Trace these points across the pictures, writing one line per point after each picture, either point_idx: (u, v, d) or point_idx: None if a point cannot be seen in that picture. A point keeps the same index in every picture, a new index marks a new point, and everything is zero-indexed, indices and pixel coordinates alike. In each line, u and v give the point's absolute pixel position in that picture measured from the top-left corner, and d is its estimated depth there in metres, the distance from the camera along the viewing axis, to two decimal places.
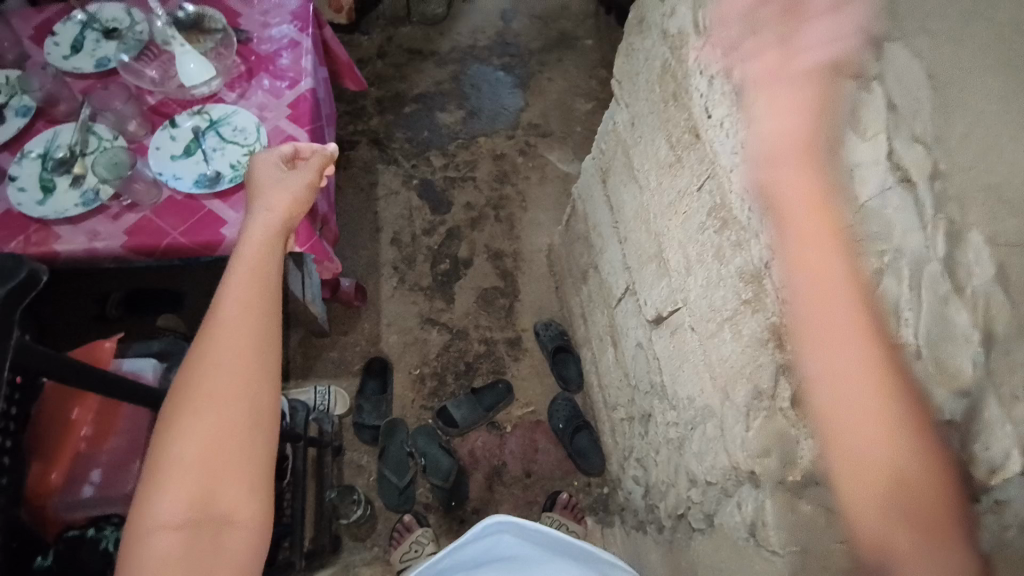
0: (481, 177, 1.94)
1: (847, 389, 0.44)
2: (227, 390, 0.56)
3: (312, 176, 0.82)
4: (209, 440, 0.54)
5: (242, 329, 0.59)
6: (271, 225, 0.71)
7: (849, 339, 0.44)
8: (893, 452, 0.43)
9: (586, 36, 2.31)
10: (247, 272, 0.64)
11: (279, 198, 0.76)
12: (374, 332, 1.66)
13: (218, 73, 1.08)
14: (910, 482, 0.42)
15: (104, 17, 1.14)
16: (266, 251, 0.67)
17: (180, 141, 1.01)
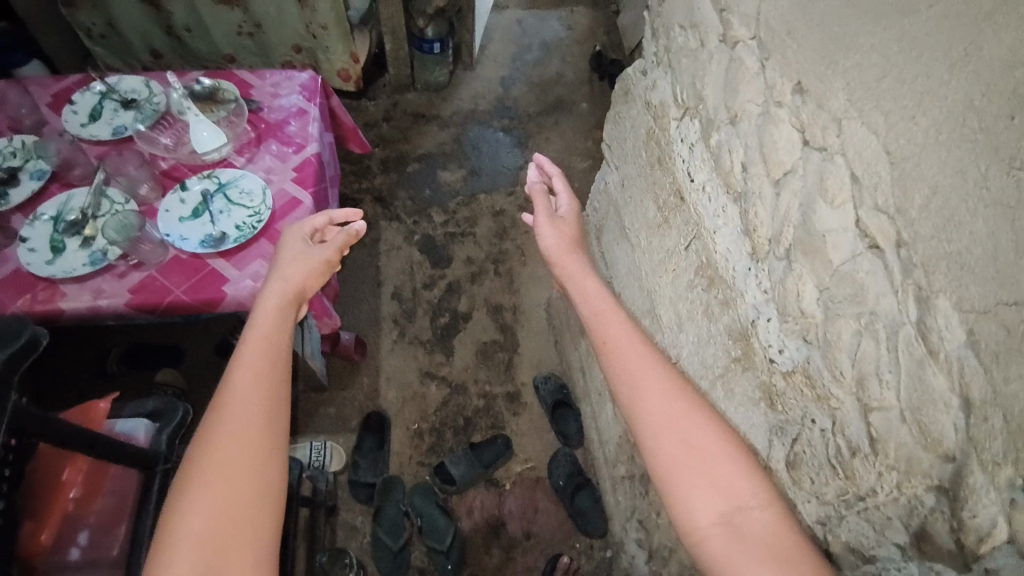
0: (481, 233, 1.99)
1: (672, 444, 0.59)
2: (233, 470, 0.60)
3: (332, 253, 0.91)
4: (214, 522, 0.57)
5: (256, 396, 0.65)
6: (285, 296, 0.80)
7: (665, 408, 0.62)
8: (698, 451, 0.59)
9: (582, 100, 2.44)
10: (261, 342, 0.71)
11: (297, 268, 0.85)
12: (372, 387, 1.65)
13: (230, 139, 1.15)
14: (714, 471, 0.57)
15: (123, 89, 1.21)
16: (278, 323, 0.75)
17: (190, 203, 1.05)
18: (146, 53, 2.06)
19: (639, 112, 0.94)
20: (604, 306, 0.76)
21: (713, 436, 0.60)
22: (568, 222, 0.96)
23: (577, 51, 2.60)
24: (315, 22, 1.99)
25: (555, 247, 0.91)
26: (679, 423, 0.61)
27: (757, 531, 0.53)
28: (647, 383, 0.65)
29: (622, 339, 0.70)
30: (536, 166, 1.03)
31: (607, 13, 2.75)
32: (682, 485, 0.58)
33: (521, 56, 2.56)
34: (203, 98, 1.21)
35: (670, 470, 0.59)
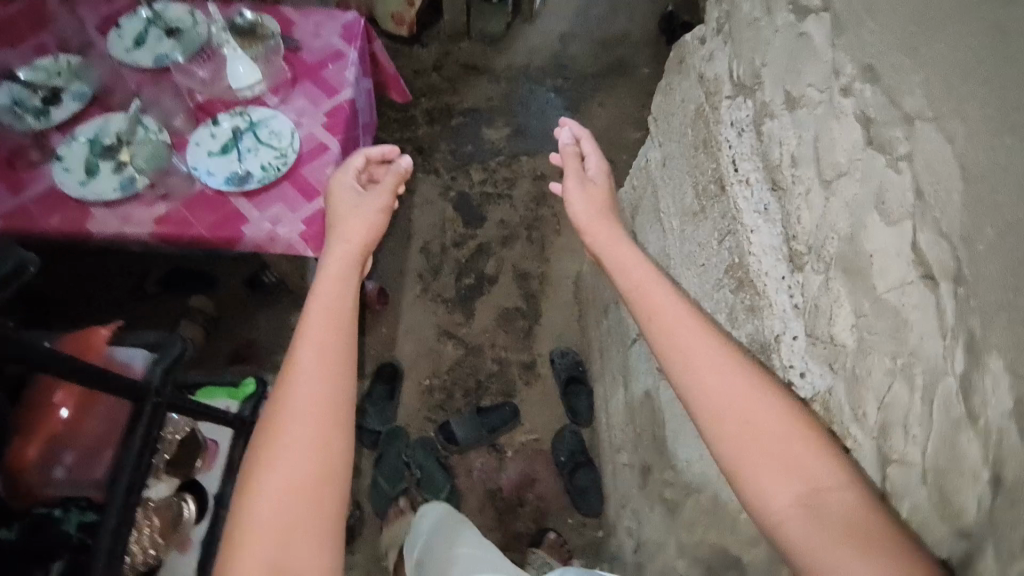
0: (518, 196, 1.95)
1: (739, 420, 0.49)
2: (308, 439, 0.60)
3: (387, 199, 0.92)
4: (298, 476, 0.59)
5: (325, 353, 0.65)
6: (350, 252, 0.79)
7: (727, 378, 0.52)
8: (759, 430, 0.48)
9: (644, 64, 2.28)
10: (327, 298, 0.70)
11: (357, 221, 0.85)
12: (390, 338, 1.67)
13: (264, 77, 1.14)
14: (781, 447, 0.47)
15: (168, 15, 1.20)
16: (342, 279, 0.74)
17: (220, 138, 1.06)
18: None
19: (690, 86, 0.85)
20: (643, 271, 0.66)
21: (782, 414, 0.49)
22: (597, 185, 0.89)
23: (646, 10, 2.42)
24: None
25: (588, 222, 0.81)
26: (748, 394, 0.50)
27: (839, 514, 0.43)
28: (705, 348, 0.54)
29: (672, 304, 0.59)
30: (566, 128, 0.93)
31: None
32: (742, 466, 0.47)
33: (585, 10, 2.40)
34: (243, 33, 1.19)
35: (738, 445, 0.48)
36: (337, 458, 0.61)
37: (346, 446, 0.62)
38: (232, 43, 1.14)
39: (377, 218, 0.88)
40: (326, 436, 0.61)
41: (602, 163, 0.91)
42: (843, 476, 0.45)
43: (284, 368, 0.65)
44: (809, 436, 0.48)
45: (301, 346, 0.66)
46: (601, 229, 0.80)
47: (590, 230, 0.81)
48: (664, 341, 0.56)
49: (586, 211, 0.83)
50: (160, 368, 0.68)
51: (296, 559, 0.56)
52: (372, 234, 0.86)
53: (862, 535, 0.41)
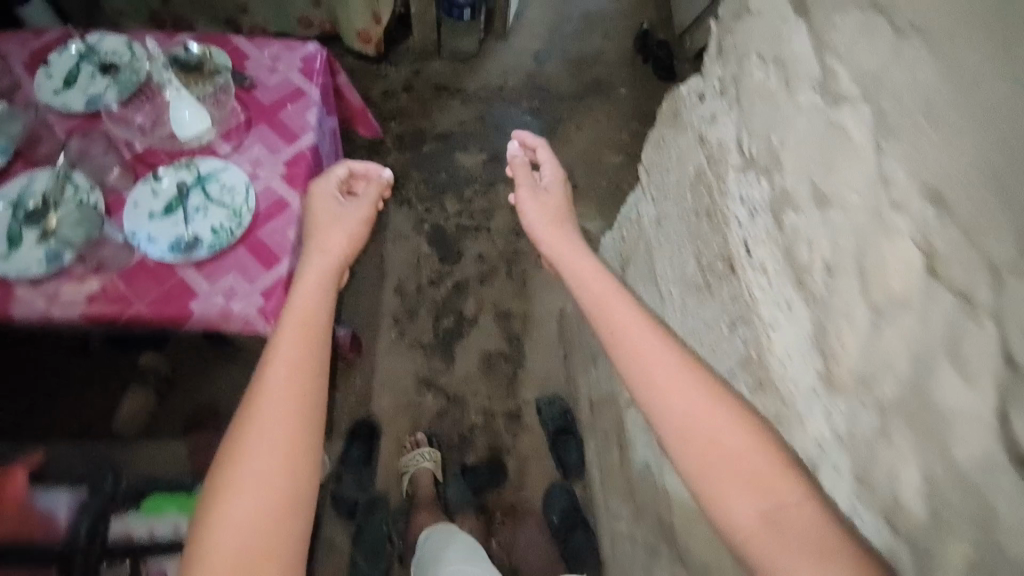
0: (496, 228, 1.87)
1: (707, 447, 0.53)
2: (276, 451, 0.61)
3: (367, 209, 0.93)
4: (265, 486, 0.60)
5: (297, 365, 0.67)
6: (327, 266, 0.81)
7: (692, 400, 0.56)
8: (719, 452, 0.53)
9: (621, 84, 2.23)
10: (302, 313, 0.72)
11: (337, 235, 0.87)
12: (365, 391, 1.59)
13: (214, 121, 1.02)
14: (746, 466, 0.51)
15: (105, 50, 1.06)
16: (316, 293, 0.76)
17: (163, 195, 0.94)
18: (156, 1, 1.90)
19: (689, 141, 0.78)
20: (609, 295, 0.69)
21: (743, 429, 0.53)
22: (551, 194, 1.00)
23: (622, 28, 2.36)
24: None
25: (544, 233, 0.93)
26: (713, 416, 0.55)
27: (806, 530, 0.47)
28: (669, 371, 0.58)
29: (636, 329, 0.63)
30: (516, 139, 1.06)
31: None
32: (708, 486, 0.52)
33: (560, 28, 2.34)
34: (191, 69, 1.05)
35: (704, 470, 0.52)
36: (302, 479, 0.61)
37: (312, 465, 0.62)
38: (176, 82, 0.99)
39: (357, 230, 0.90)
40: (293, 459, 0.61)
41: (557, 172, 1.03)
42: (804, 491, 0.49)
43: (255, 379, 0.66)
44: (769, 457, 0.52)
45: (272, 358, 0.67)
46: (565, 252, 0.85)
47: (547, 243, 0.91)
48: (631, 367, 0.60)
49: (542, 223, 0.94)
50: (85, 521, 0.96)
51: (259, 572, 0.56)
52: (352, 247, 0.88)
53: (825, 553, 0.45)
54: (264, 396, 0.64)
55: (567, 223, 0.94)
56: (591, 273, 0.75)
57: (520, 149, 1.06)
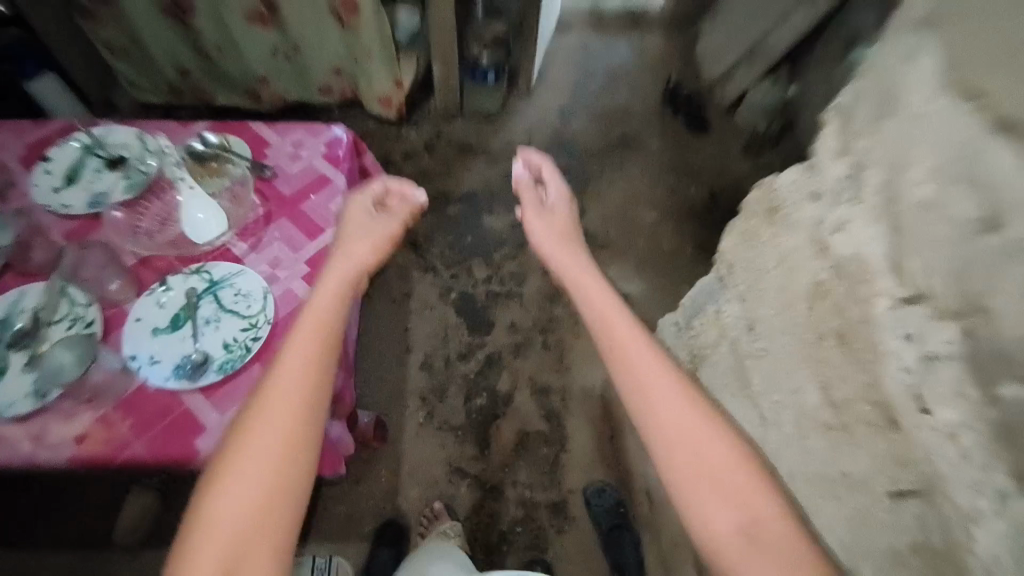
0: (528, 293, 1.70)
1: (704, 465, 0.62)
2: (275, 447, 0.61)
3: (397, 226, 0.89)
4: (261, 480, 0.59)
5: (307, 365, 0.66)
6: (351, 271, 0.78)
7: (687, 422, 0.64)
8: (719, 483, 0.61)
9: (652, 138, 2.14)
10: (315, 318, 0.71)
11: (364, 244, 0.83)
12: (392, 485, 1.43)
13: (230, 217, 0.91)
14: (725, 483, 0.61)
15: (113, 143, 0.97)
16: (335, 296, 0.74)
17: (171, 307, 0.82)
18: (172, 70, 1.83)
19: (798, 197, 0.67)
20: (618, 315, 0.74)
21: (724, 445, 0.63)
22: (557, 209, 1.13)
23: (648, 83, 2.29)
24: (358, 47, 1.79)
25: (553, 243, 1.04)
26: (709, 439, 0.63)
27: (778, 542, 0.57)
28: (664, 388, 0.67)
29: (635, 346, 0.70)
30: (520, 160, 1.21)
31: (683, 36, 2.41)
32: (700, 503, 0.61)
33: (584, 85, 2.27)
34: (206, 161, 0.96)
35: (688, 474, 0.62)
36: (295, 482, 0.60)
37: (310, 463, 0.62)
38: (189, 180, 0.91)
39: (385, 244, 0.86)
40: (290, 460, 0.60)
41: (557, 188, 1.15)
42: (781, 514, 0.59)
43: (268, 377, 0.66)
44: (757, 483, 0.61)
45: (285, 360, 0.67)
46: (563, 269, 0.93)
47: (546, 245, 1.06)
48: (628, 383, 0.69)
49: (542, 227, 1.08)
50: None
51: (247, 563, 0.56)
52: (378, 257, 0.84)
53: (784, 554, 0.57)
54: (273, 393, 0.64)
55: (574, 236, 1.06)
56: (589, 284, 0.82)
57: (526, 170, 1.20)
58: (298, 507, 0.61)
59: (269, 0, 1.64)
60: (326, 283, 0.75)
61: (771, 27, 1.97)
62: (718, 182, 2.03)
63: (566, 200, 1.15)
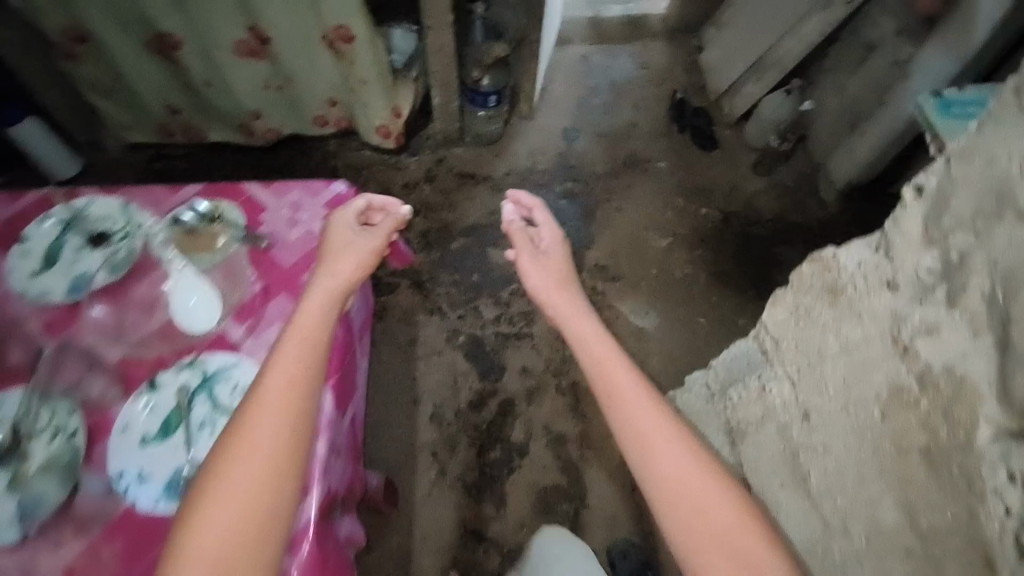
0: (540, 334, 1.65)
1: (706, 521, 0.75)
2: (262, 458, 0.66)
3: (380, 242, 0.89)
4: (249, 486, 0.64)
5: (292, 380, 0.71)
6: (334, 290, 0.80)
7: (689, 478, 0.78)
8: (721, 534, 0.75)
9: (659, 157, 2.03)
10: (300, 335, 0.74)
11: (347, 262, 0.84)
12: (405, 549, 1.37)
13: (224, 297, 0.84)
14: (725, 542, 0.74)
15: (95, 217, 0.91)
16: (319, 313, 0.77)
17: (162, 409, 0.76)
18: (160, 109, 1.76)
19: (868, 286, 0.68)
20: (631, 382, 0.86)
21: (726, 503, 0.76)
22: (551, 256, 1.10)
23: (654, 96, 2.20)
24: (352, 76, 1.71)
25: (553, 295, 1.03)
26: (709, 496, 0.76)
27: None
28: (673, 454, 0.79)
29: (641, 410, 0.83)
30: (509, 199, 1.20)
31: (687, 47, 2.33)
32: (704, 558, 0.74)
33: (587, 101, 2.19)
34: (197, 233, 0.89)
35: (691, 533, 0.75)
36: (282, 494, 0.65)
37: (294, 472, 0.67)
38: (179, 260, 0.84)
39: (370, 258, 0.86)
40: (276, 476, 0.65)
41: (551, 230, 1.13)
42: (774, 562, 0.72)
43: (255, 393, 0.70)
44: (755, 532, 0.74)
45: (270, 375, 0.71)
46: (566, 315, 0.99)
47: (550, 300, 1.03)
48: (641, 452, 0.81)
49: (545, 278, 1.05)
50: None
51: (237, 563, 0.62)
52: (364, 273, 0.85)
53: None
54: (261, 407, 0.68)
55: (571, 284, 1.05)
56: (598, 341, 0.92)
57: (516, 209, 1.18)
58: (285, 515, 0.65)
59: (261, 35, 1.57)
60: (309, 305, 0.78)
61: (776, 40, 1.93)
62: (730, 205, 1.90)
63: (562, 241, 1.12)
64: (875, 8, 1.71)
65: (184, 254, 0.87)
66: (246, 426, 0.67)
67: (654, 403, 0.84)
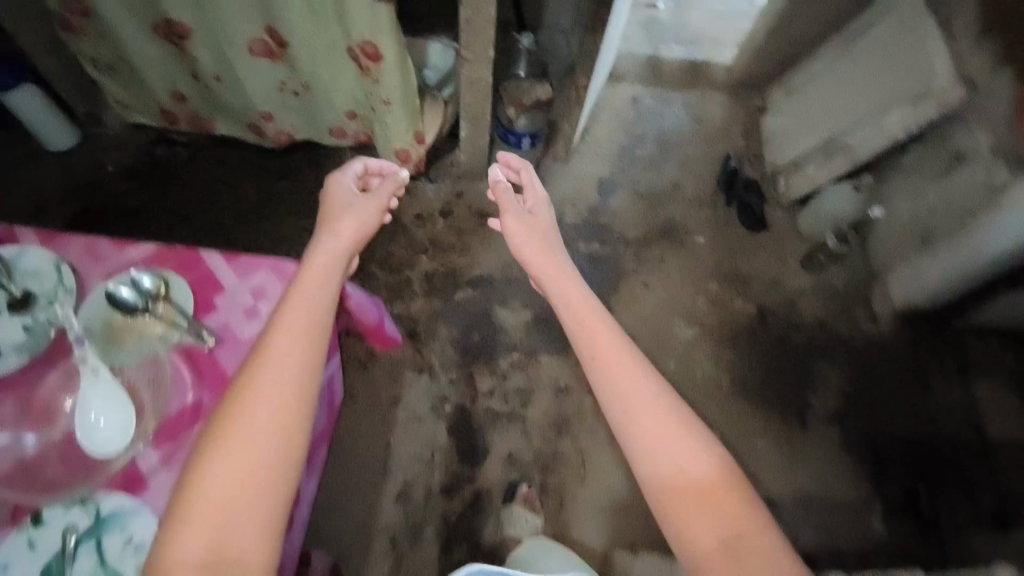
0: (534, 418, 1.49)
1: (682, 470, 0.81)
2: (274, 404, 0.70)
3: (379, 202, 0.98)
4: (263, 429, 0.69)
5: (298, 333, 0.75)
6: (340, 249, 0.87)
7: (659, 429, 0.84)
8: (698, 485, 0.80)
9: (700, 230, 1.83)
10: (304, 287, 0.79)
11: (350, 222, 0.92)
12: None
13: (143, 410, 0.71)
14: (699, 494, 0.79)
15: (22, 272, 0.75)
16: (324, 266, 0.84)
17: (44, 551, 0.65)
18: (164, 95, 1.60)
19: None
20: (604, 331, 0.94)
21: (698, 455, 0.82)
22: (537, 219, 1.18)
23: (705, 157, 1.99)
24: (376, 94, 1.53)
25: (537, 255, 1.10)
26: (682, 446, 0.82)
27: (748, 544, 0.75)
28: (639, 400, 0.86)
29: (608, 360, 0.90)
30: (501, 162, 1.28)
31: (750, 105, 2.11)
32: (681, 511, 0.79)
33: (630, 151, 1.99)
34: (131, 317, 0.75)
35: (668, 483, 0.80)
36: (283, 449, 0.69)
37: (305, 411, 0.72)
38: (94, 359, 0.68)
39: (370, 222, 0.95)
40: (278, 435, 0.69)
41: (534, 193, 1.22)
42: (747, 504, 0.79)
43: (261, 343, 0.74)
44: (722, 482, 0.80)
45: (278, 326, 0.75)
46: (543, 269, 1.09)
47: (539, 265, 1.10)
48: (613, 410, 0.87)
49: (531, 245, 1.12)
50: None
51: (255, 492, 0.66)
52: (361, 236, 0.93)
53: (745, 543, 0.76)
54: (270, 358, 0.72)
55: (555, 247, 1.13)
56: (574, 291, 1.02)
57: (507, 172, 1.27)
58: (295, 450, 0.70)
59: (279, 37, 1.40)
60: (315, 261, 0.84)
61: (853, 124, 1.71)
62: (769, 299, 1.72)
63: (545, 206, 1.21)
64: (971, 116, 1.46)
65: (112, 342, 0.74)
66: (250, 385, 0.70)
67: (622, 349, 0.92)
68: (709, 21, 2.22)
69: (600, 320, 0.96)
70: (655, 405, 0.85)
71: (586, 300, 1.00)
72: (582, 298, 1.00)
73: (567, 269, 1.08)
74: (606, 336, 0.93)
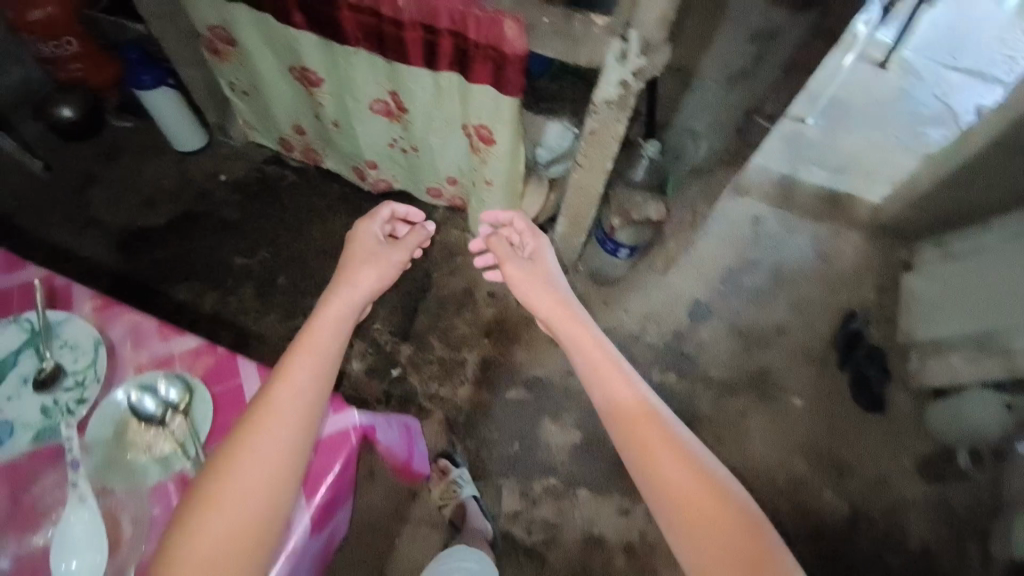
0: (554, 562, 1.38)
1: (676, 483, 0.73)
2: (271, 450, 0.66)
3: (403, 252, 1.04)
4: (259, 477, 0.65)
5: (304, 380, 0.73)
6: (355, 299, 0.90)
7: (653, 442, 0.75)
8: (694, 502, 0.71)
9: (798, 391, 1.60)
10: (314, 337, 0.79)
11: (367, 271, 0.96)
12: None
13: (117, 546, 0.66)
14: (692, 504, 0.71)
15: (61, 343, 0.75)
16: (336, 313, 0.84)
17: None
18: (288, 127, 1.65)
19: None
20: (597, 355, 0.87)
21: (684, 467, 0.73)
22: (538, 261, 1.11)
23: (823, 305, 1.73)
24: (480, 173, 1.49)
25: (530, 289, 1.04)
26: (674, 456, 0.74)
27: (753, 557, 0.67)
28: (634, 418, 0.78)
29: (604, 381, 0.83)
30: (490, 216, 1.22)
31: (893, 255, 1.82)
32: (681, 525, 0.71)
33: (737, 277, 1.77)
34: (141, 430, 0.71)
35: (662, 494, 0.73)
36: (285, 492, 0.66)
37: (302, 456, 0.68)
38: (80, 482, 0.66)
39: (390, 270, 1.00)
40: (276, 483, 0.65)
41: (533, 237, 1.16)
42: (745, 516, 0.70)
43: (264, 390, 0.71)
44: (713, 495, 0.71)
45: (284, 374, 0.73)
46: (537, 305, 1.01)
47: (534, 303, 1.03)
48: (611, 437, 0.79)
49: (526, 277, 1.06)
50: None
51: (247, 545, 0.62)
52: (380, 284, 0.97)
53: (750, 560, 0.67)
54: (271, 403, 0.70)
55: (552, 282, 1.05)
56: (572, 317, 0.95)
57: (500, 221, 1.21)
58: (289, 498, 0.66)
59: (401, 103, 1.39)
60: (328, 311, 0.85)
61: (1018, 322, 1.42)
62: (870, 501, 1.48)
63: (546, 249, 1.14)
64: None
65: (117, 452, 0.70)
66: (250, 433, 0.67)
67: (615, 369, 0.84)
68: (859, 152, 1.97)
69: (599, 342, 0.89)
70: (648, 420, 0.77)
71: (590, 328, 0.93)
72: (583, 323, 0.94)
73: (568, 299, 1.00)
74: (599, 361, 0.85)
